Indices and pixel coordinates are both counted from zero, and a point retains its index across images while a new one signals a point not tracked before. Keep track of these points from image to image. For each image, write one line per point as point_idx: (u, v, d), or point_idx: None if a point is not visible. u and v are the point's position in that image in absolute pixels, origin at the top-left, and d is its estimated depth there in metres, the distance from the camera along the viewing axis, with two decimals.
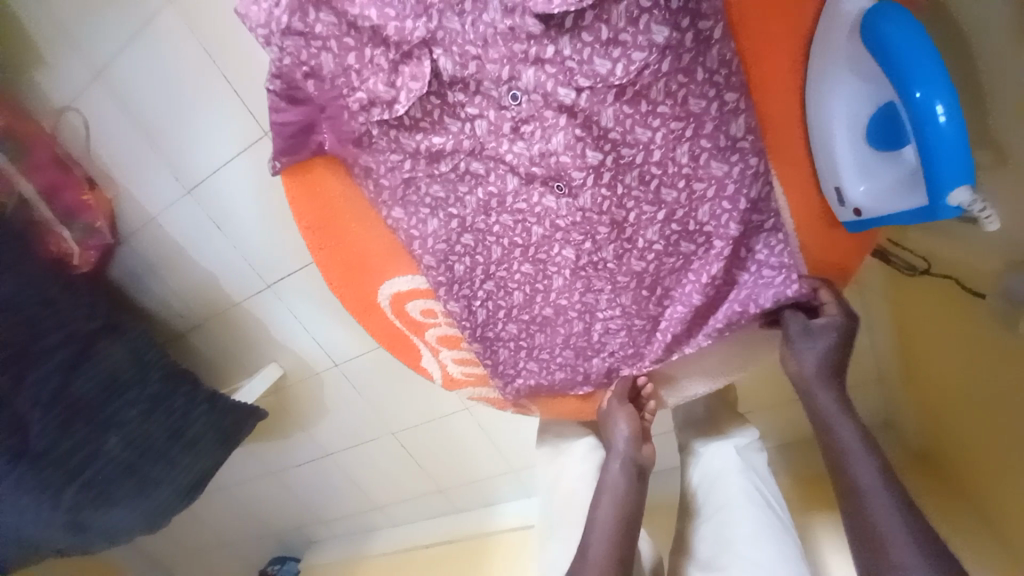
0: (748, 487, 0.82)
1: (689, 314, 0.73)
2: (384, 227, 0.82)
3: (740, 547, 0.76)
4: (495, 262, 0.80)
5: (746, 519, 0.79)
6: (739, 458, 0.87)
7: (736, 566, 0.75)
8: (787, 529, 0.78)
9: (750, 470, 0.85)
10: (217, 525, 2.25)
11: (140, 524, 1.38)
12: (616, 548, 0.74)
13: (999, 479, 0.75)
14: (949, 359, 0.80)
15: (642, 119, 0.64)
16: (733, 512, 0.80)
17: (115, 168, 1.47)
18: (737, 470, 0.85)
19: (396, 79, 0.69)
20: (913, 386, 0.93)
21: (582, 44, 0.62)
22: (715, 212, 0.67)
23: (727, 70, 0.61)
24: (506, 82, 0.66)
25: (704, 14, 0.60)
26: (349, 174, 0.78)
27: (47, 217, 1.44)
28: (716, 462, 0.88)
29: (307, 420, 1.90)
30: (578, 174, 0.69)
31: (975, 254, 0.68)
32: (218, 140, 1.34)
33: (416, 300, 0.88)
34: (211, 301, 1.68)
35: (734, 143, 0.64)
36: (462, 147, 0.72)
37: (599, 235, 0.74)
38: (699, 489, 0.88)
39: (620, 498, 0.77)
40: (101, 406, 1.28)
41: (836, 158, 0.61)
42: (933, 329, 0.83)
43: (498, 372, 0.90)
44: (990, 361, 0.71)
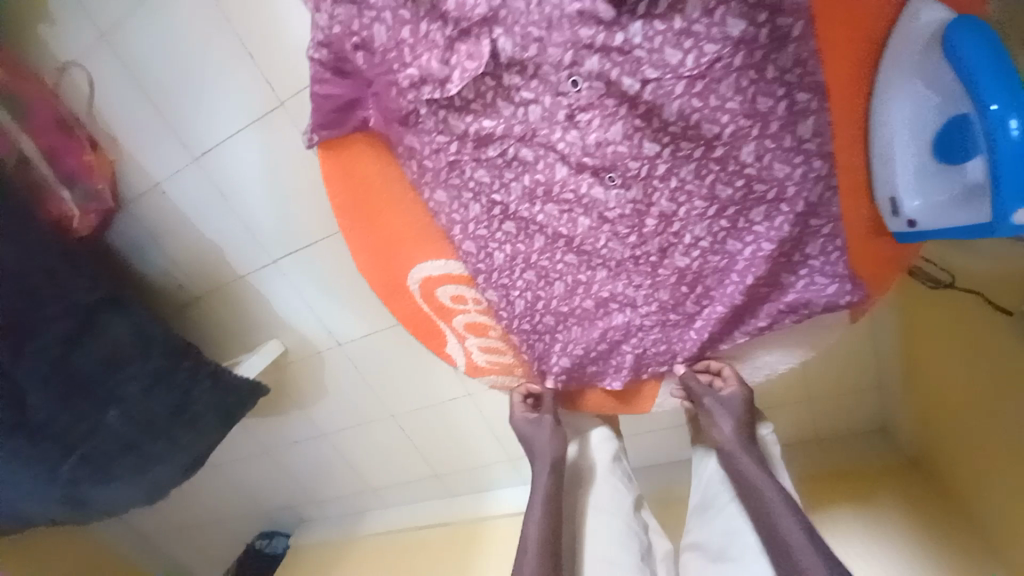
0: None
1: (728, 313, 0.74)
2: (423, 208, 0.80)
3: (749, 535, 0.74)
4: (537, 252, 0.79)
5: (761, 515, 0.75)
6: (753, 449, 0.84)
7: (743, 554, 0.73)
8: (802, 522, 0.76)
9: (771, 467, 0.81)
10: (206, 500, 2.23)
11: (140, 494, 1.40)
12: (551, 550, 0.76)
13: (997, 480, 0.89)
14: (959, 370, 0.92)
15: (709, 114, 0.63)
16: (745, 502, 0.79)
17: (119, 131, 1.42)
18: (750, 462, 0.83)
19: (451, 56, 0.66)
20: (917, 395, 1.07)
21: (653, 31, 0.60)
22: (770, 214, 0.67)
23: (801, 70, 0.60)
24: (567, 67, 0.64)
25: (786, 10, 0.57)
26: (392, 153, 0.77)
27: (47, 178, 1.36)
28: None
29: (305, 400, 1.88)
30: (634, 164, 0.69)
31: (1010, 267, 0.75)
32: (231, 111, 1.32)
33: (447, 286, 0.87)
34: (213, 274, 1.65)
35: (801, 145, 0.63)
36: (513, 132, 0.70)
37: (646, 228, 0.73)
38: (715, 482, 0.85)
39: (549, 500, 0.81)
40: (101, 380, 1.24)
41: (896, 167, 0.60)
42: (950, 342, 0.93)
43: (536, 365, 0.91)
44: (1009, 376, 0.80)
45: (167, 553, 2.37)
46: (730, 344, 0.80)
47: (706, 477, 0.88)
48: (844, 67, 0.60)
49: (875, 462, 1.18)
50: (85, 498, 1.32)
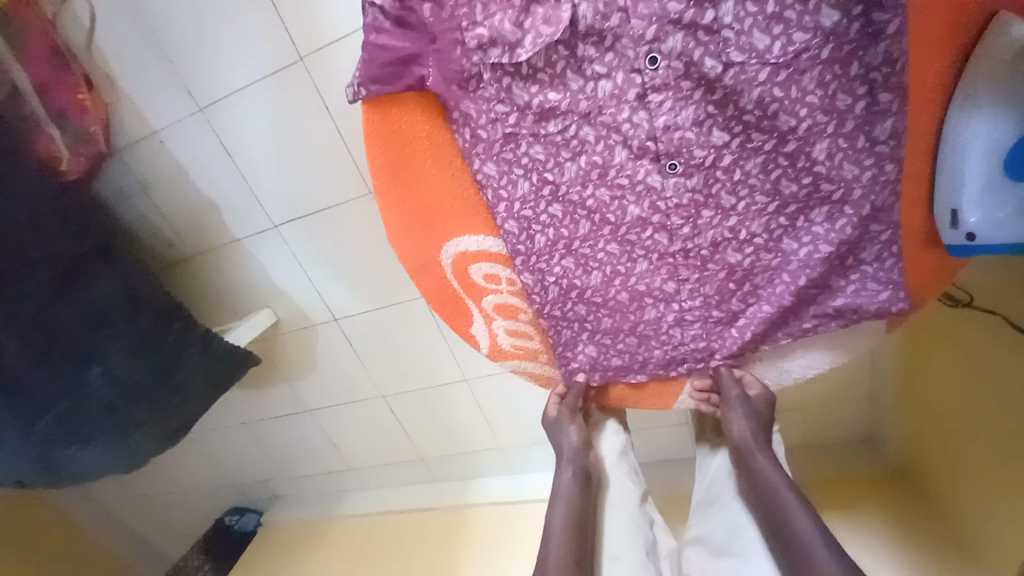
0: None
1: (774, 314, 0.74)
2: (469, 178, 0.77)
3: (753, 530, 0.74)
4: (580, 238, 0.76)
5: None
6: None
7: (749, 549, 0.73)
8: None
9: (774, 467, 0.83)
10: (175, 471, 2.13)
11: (118, 463, 1.32)
12: (575, 551, 0.74)
13: (986, 496, 0.91)
14: (970, 393, 0.91)
15: (788, 105, 0.63)
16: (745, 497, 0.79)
17: (119, 71, 1.32)
18: None
19: (525, 20, 0.65)
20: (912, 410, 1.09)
21: (745, 13, 0.60)
22: (831, 215, 0.69)
23: (890, 68, 0.60)
24: (647, 43, 0.63)
25: (884, 6, 0.58)
26: (447, 120, 0.74)
27: (36, 113, 1.27)
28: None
29: (293, 373, 1.81)
30: (700, 152, 0.68)
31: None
32: (245, 61, 1.24)
33: (481, 264, 0.83)
34: (206, 234, 1.56)
35: (874, 146, 0.64)
36: (578, 108, 0.68)
37: (701, 219, 0.72)
38: (717, 478, 0.86)
39: (574, 504, 0.79)
40: (87, 334, 1.16)
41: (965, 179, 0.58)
42: (961, 363, 0.92)
43: (557, 353, 0.88)
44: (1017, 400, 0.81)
45: (125, 526, 2.25)
46: (768, 346, 0.80)
47: (709, 474, 0.88)
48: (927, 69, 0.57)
49: (868, 470, 1.20)
50: (58, 462, 1.23)
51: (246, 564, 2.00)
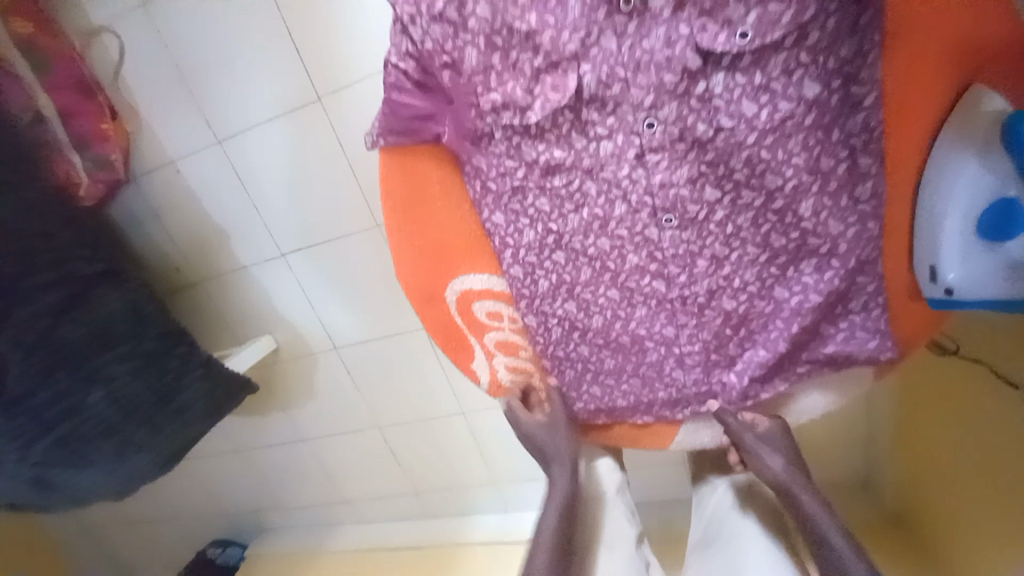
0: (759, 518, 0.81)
1: (770, 359, 0.78)
2: (475, 220, 0.83)
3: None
4: (581, 283, 0.81)
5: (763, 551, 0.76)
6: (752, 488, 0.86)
7: None
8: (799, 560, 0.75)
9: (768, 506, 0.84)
10: (163, 497, 2.09)
11: (110, 485, 1.29)
12: (561, 545, 0.77)
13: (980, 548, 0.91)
14: (960, 442, 0.92)
15: (774, 166, 0.69)
16: (739, 541, 0.78)
17: (143, 103, 1.39)
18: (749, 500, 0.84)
19: (535, 86, 0.71)
20: (906, 457, 1.10)
21: (734, 84, 0.66)
22: (820, 267, 0.73)
23: (868, 136, 0.67)
24: (646, 109, 0.68)
25: (861, 81, 0.65)
26: (458, 169, 0.80)
27: (59, 140, 1.31)
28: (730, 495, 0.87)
29: (289, 401, 1.80)
30: (694, 208, 0.73)
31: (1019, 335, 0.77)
32: (265, 98, 1.31)
33: (485, 301, 0.86)
34: (213, 260, 1.59)
35: (857, 204, 0.70)
36: (581, 164, 0.74)
37: (696, 268, 0.77)
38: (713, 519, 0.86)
39: (564, 500, 0.81)
40: (91, 354, 1.16)
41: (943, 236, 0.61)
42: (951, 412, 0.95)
43: (561, 393, 0.91)
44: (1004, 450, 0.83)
45: (106, 554, 2.18)
46: (769, 394, 0.82)
47: (705, 515, 0.89)
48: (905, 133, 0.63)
49: (865, 519, 1.21)
50: (54, 483, 1.21)
51: None
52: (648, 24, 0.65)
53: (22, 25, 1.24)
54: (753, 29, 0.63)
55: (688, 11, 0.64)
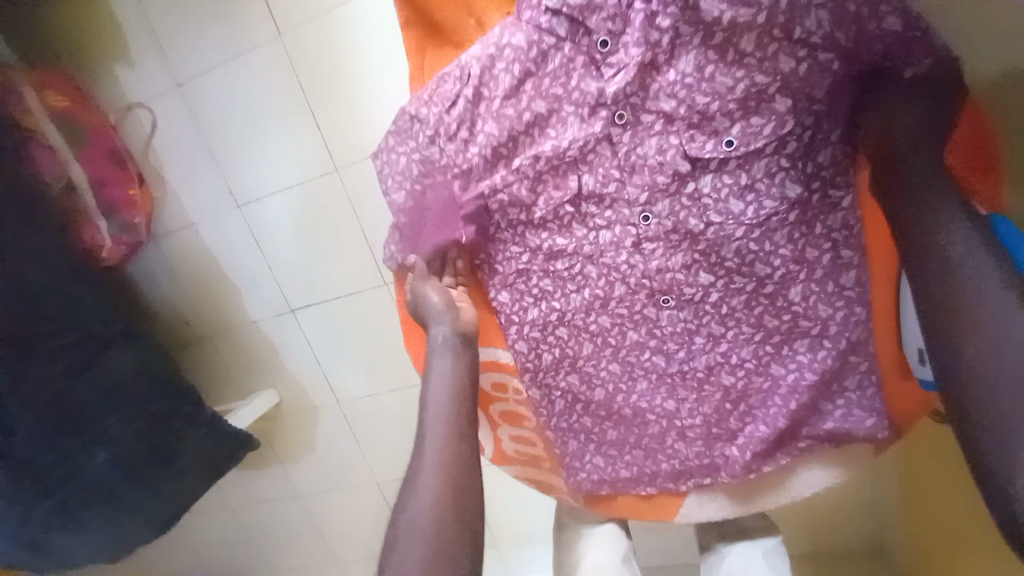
0: None
1: (771, 435, 0.80)
2: (484, 297, 0.88)
3: None
4: (584, 357, 0.85)
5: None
6: (764, 564, 0.88)
7: None
8: None
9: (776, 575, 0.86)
10: (155, 554, 2.04)
11: (103, 549, 1.26)
12: (440, 506, 0.66)
13: None
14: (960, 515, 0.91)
15: (763, 256, 0.75)
16: None
17: (170, 172, 1.49)
18: (761, 575, 0.86)
19: (539, 185, 0.79)
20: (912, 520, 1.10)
21: (721, 184, 0.73)
22: (813, 347, 0.77)
23: (847, 231, 0.73)
24: (641, 205, 0.76)
25: (838, 185, 0.72)
26: (466, 253, 0.86)
27: (87, 208, 1.36)
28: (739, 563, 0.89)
29: (288, 457, 1.79)
30: (690, 290, 0.78)
31: None
32: (286, 168, 1.40)
33: (490, 373, 0.90)
34: (224, 317, 1.64)
35: (842, 291, 0.75)
36: (583, 251, 0.80)
37: (694, 345, 0.81)
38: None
39: (444, 453, 0.70)
40: (99, 415, 1.18)
41: (974, 308, 0.55)
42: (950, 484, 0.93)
43: (565, 463, 0.92)
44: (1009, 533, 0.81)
45: None
46: (770, 467, 0.83)
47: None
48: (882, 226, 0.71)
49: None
50: (48, 547, 1.19)
51: None
52: (640, 134, 0.74)
53: (60, 100, 1.36)
54: (737, 139, 0.71)
55: (677, 125, 0.72)
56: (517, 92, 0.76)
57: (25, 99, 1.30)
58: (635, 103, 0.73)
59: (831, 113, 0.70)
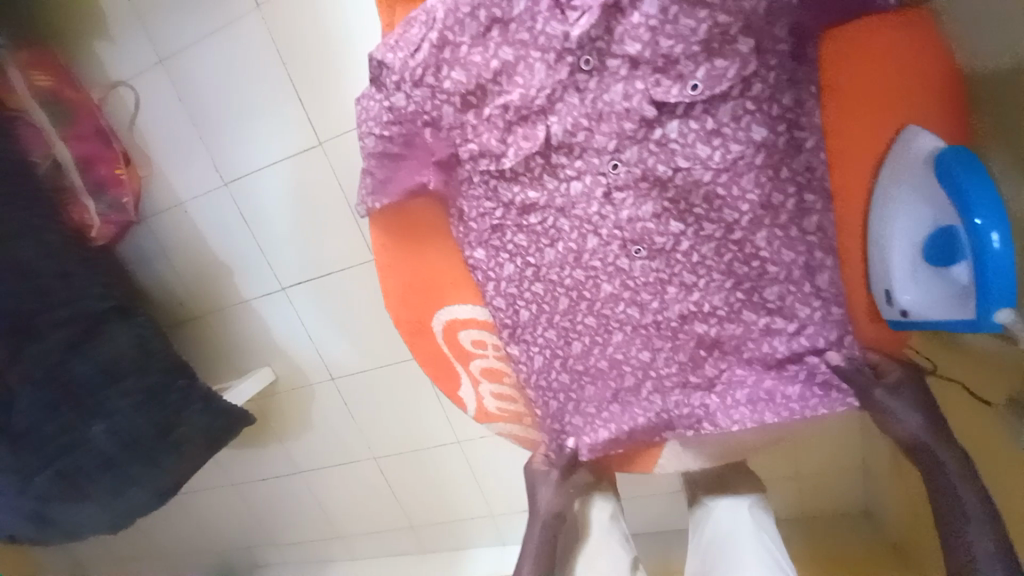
0: (760, 550, 0.84)
1: (749, 377, 0.82)
2: (458, 255, 0.89)
3: None
4: (560, 312, 0.87)
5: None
6: (751, 519, 0.89)
7: None
8: None
9: (762, 532, 0.88)
10: (159, 532, 2.09)
11: (106, 521, 1.29)
12: None
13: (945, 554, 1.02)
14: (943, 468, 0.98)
15: (731, 201, 0.76)
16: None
17: (158, 150, 1.48)
18: (749, 531, 0.88)
19: (508, 136, 0.80)
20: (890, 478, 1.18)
21: (688, 129, 0.74)
22: (782, 292, 0.79)
23: (811, 175, 0.74)
24: (610, 152, 0.77)
25: (803, 125, 0.73)
26: (442, 210, 0.88)
27: (75, 186, 1.37)
28: (732, 524, 0.89)
29: (287, 432, 1.81)
30: (660, 239, 0.80)
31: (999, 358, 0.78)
32: (272, 143, 1.40)
33: (470, 330, 0.91)
34: (217, 296, 1.65)
35: (805, 236, 0.77)
36: (554, 203, 0.81)
37: (667, 295, 0.82)
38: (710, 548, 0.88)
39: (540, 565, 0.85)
40: (95, 391, 1.21)
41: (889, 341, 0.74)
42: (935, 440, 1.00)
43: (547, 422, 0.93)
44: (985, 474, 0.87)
45: None
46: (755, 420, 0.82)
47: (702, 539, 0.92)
48: (849, 168, 0.71)
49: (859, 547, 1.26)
50: (50, 518, 1.21)
51: None
52: (607, 80, 0.74)
53: (43, 77, 1.34)
54: (701, 83, 0.71)
55: (642, 70, 0.73)
56: (485, 40, 0.76)
57: (9, 78, 1.29)
58: (600, 48, 0.73)
59: (797, 54, 0.72)
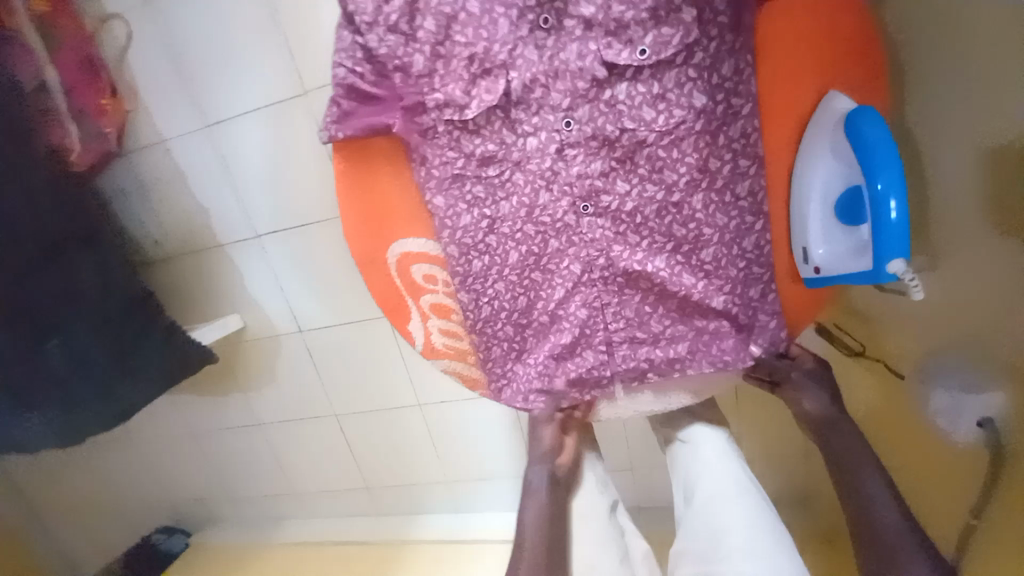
0: (738, 471, 0.91)
1: (688, 331, 0.87)
2: (415, 187, 0.92)
3: (737, 539, 0.83)
4: (510, 265, 0.90)
5: (750, 522, 0.84)
6: (728, 444, 0.96)
7: (735, 558, 0.82)
8: (769, 507, 0.88)
9: (737, 456, 0.95)
10: (109, 477, 2.05)
11: (54, 438, 1.31)
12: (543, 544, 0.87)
13: None
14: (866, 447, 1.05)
15: (670, 163, 0.80)
16: (725, 499, 0.87)
17: (146, 90, 1.44)
18: (728, 455, 0.94)
19: (472, 88, 0.83)
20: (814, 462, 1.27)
21: (636, 92, 0.79)
22: (717, 255, 0.83)
23: (745, 140, 0.78)
24: (564, 110, 0.81)
25: (740, 93, 0.76)
26: (399, 142, 0.91)
27: (59, 109, 1.33)
28: (710, 459, 0.94)
29: (249, 383, 1.80)
30: (608, 199, 0.84)
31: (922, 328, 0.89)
32: (256, 89, 1.38)
33: (421, 264, 0.95)
34: (191, 236, 1.61)
35: (737, 201, 0.80)
36: (511, 157, 0.85)
37: (613, 252, 0.86)
38: (687, 486, 0.93)
39: (541, 510, 0.90)
40: (56, 309, 1.24)
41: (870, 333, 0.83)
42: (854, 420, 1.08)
43: (488, 369, 0.98)
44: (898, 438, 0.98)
45: (50, 533, 2.15)
46: (696, 373, 0.89)
47: (680, 477, 0.96)
48: (780, 131, 0.77)
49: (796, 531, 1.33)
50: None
51: None
52: (563, 39, 0.79)
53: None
54: (650, 48, 0.77)
55: (596, 31, 0.78)
56: None
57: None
58: (558, 8, 0.79)
59: (737, 24, 0.75)
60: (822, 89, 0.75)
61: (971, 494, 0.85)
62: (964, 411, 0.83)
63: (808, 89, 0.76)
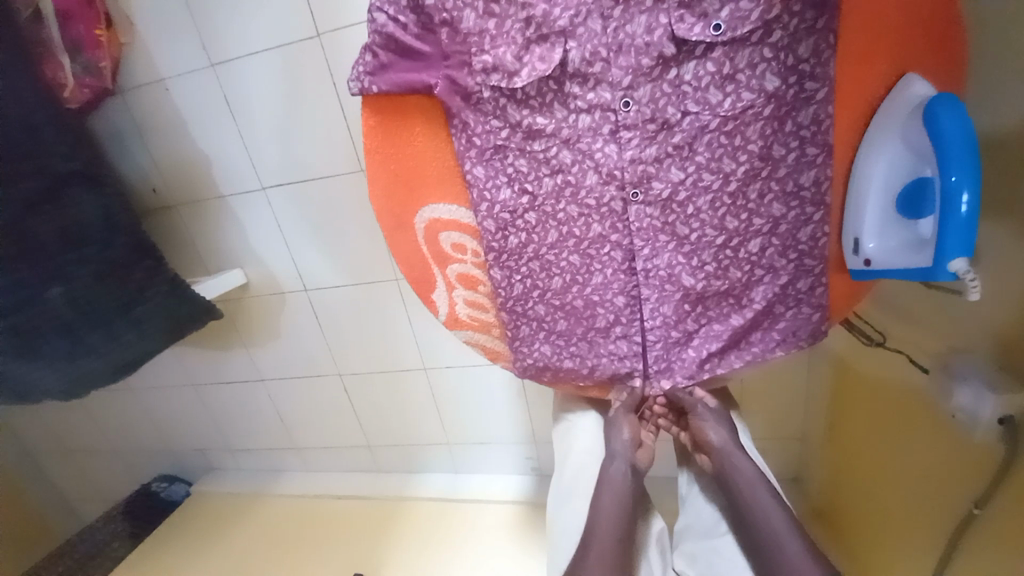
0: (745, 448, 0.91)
1: (725, 331, 0.87)
2: (451, 152, 0.87)
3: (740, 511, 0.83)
4: (548, 245, 0.88)
5: None
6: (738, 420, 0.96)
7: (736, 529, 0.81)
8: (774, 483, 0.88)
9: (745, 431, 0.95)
10: (107, 423, 2.05)
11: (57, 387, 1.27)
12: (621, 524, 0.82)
13: (875, 506, 1.11)
14: (877, 425, 1.07)
15: (730, 151, 0.78)
16: None
17: (141, 17, 1.32)
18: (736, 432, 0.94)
19: (524, 55, 0.78)
20: (830, 443, 1.28)
21: (703, 72, 0.75)
22: (764, 246, 0.81)
23: (817, 127, 0.74)
24: (623, 89, 0.78)
25: (815, 77, 0.73)
26: (430, 98, 0.84)
27: (53, 39, 1.22)
28: None
29: (252, 338, 1.77)
30: (660, 185, 0.81)
31: (954, 329, 0.83)
32: (263, 27, 1.27)
33: (451, 233, 0.92)
34: (191, 184, 1.53)
35: (799, 191, 0.78)
36: (560, 133, 0.81)
37: (658, 242, 0.84)
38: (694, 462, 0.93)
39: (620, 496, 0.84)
40: (57, 251, 1.17)
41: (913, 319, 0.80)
42: (865, 398, 1.11)
43: (514, 347, 0.97)
44: (908, 420, 0.97)
45: (48, 475, 2.15)
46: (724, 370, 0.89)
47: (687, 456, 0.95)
48: (851, 117, 0.73)
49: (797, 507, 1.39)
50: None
51: (164, 535, 1.92)
52: (631, 10, 0.75)
53: None
54: (725, 23, 0.73)
55: (667, 2, 0.74)
56: None
57: None
58: None
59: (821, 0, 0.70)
60: (899, 71, 0.69)
61: (949, 530, 0.88)
62: (984, 405, 0.74)
63: (883, 74, 0.70)
